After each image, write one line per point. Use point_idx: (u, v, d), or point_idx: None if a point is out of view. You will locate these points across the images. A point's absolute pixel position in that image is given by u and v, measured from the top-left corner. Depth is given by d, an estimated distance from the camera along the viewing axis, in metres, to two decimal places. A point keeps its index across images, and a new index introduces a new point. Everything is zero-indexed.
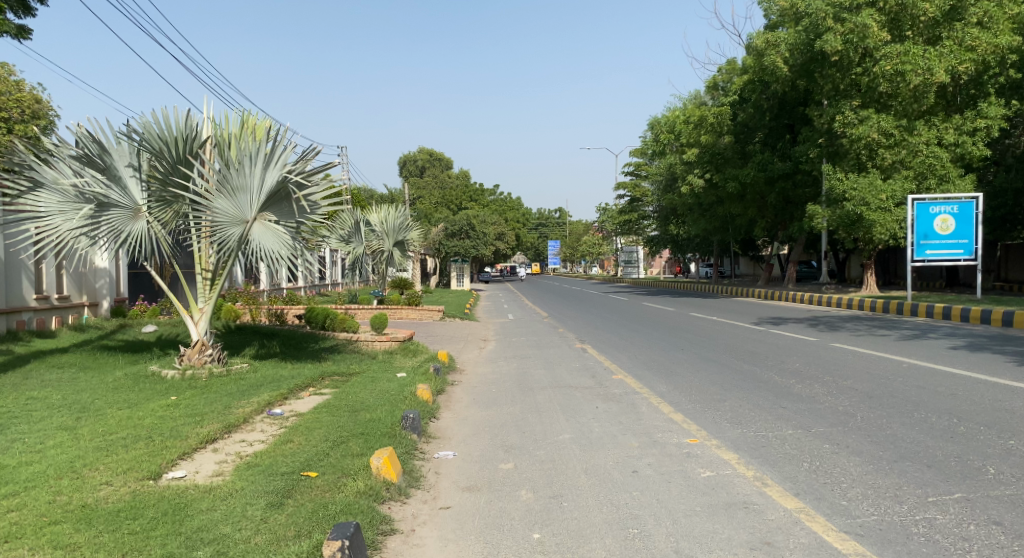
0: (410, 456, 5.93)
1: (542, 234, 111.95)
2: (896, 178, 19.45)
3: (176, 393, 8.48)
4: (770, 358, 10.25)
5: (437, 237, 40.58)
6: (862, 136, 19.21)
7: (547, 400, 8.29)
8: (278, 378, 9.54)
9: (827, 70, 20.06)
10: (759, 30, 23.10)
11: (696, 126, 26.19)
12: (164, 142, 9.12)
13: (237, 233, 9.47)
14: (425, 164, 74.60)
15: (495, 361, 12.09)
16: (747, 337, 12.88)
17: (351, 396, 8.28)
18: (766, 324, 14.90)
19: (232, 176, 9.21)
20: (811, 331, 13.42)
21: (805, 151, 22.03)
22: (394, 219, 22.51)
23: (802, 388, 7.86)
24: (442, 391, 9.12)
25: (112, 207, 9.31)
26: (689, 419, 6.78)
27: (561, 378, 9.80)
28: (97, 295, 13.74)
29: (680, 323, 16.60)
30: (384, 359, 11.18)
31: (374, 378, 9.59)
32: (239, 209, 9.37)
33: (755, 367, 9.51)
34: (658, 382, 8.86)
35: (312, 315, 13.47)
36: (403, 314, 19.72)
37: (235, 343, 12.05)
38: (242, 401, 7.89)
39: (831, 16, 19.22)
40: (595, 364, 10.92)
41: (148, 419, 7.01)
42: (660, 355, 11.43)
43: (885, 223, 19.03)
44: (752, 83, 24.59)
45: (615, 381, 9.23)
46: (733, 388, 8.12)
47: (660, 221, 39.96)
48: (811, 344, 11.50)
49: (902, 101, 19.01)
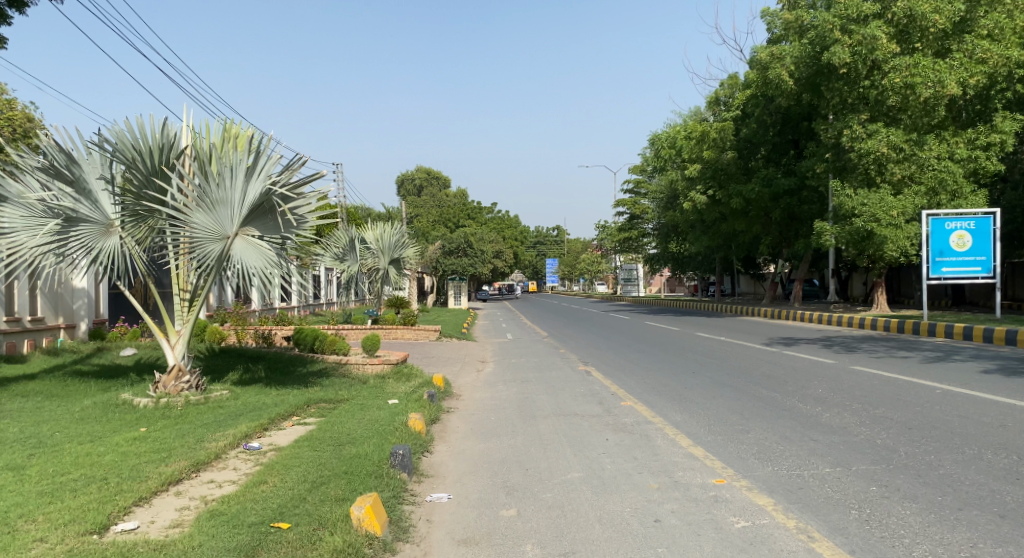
0: (398, 501, 5.22)
1: (541, 252, 111.50)
2: (906, 193, 18.83)
3: (146, 425, 7.78)
4: (789, 383, 9.57)
5: (434, 255, 39.98)
6: (871, 151, 18.54)
7: (552, 431, 7.60)
8: (260, 407, 8.85)
9: (834, 83, 19.55)
10: (762, 44, 22.59)
11: (698, 142, 25.59)
12: (137, 151, 8.49)
13: (217, 250, 8.77)
14: (423, 183, 74.10)
15: (495, 385, 11.38)
16: (759, 359, 12.21)
17: (337, 428, 7.58)
18: (778, 345, 14.24)
19: (211, 189, 8.55)
20: (827, 353, 12.75)
21: (812, 166, 21.55)
22: (390, 236, 21.75)
23: (831, 417, 7.17)
24: (437, 420, 8.42)
25: (81, 221, 8.62)
26: (711, 456, 6.09)
27: (566, 405, 9.10)
28: (74, 316, 13.10)
29: (688, 344, 15.91)
30: (376, 384, 10.49)
31: (364, 406, 8.90)
32: (219, 224, 8.69)
33: (775, 393, 8.83)
34: (672, 410, 8.17)
35: (300, 336, 12.80)
36: (398, 334, 19.05)
37: (218, 367, 11.35)
38: (217, 434, 7.20)
39: (838, 28, 18.72)
40: (601, 388, 10.23)
41: (108, 456, 6.30)
42: (669, 379, 10.75)
43: (897, 239, 18.40)
44: (755, 98, 24.00)
45: (624, 409, 8.53)
46: (755, 418, 7.43)
47: (661, 239, 39.35)
48: (830, 366, 10.84)
49: (912, 114, 18.48)
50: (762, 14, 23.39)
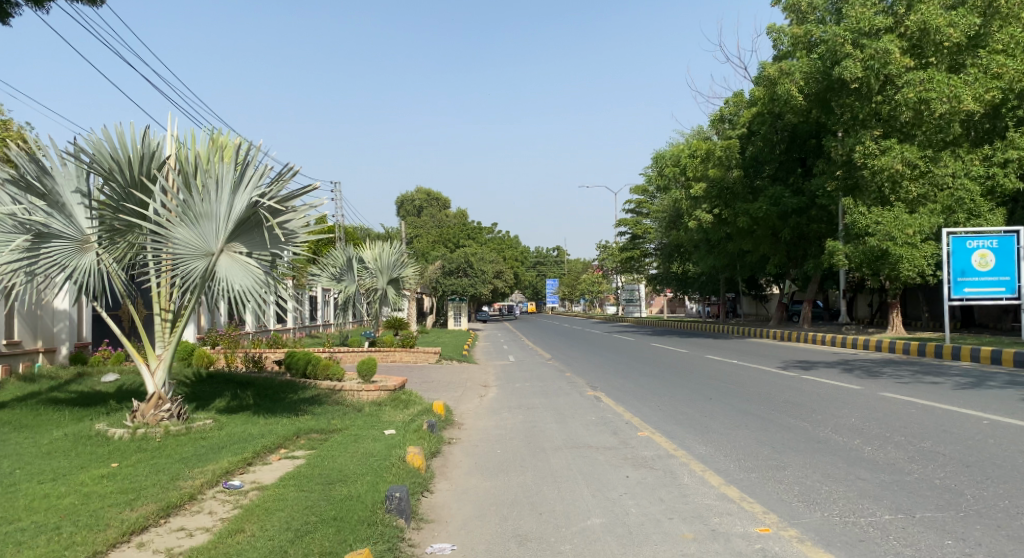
0: (393, 555, 4.52)
1: (540, 273, 110.80)
2: (921, 212, 18.19)
3: (119, 460, 7.08)
4: (817, 410, 8.89)
5: (433, 275, 39.30)
6: (885, 168, 17.91)
7: (565, 467, 6.91)
8: (245, 438, 8.16)
9: (846, 99, 19.04)
10: (768, 61, 22.13)
11: (703, 160, 24.83)
12: (117, 160, 7.86)
13: (201, 267, 8.10)
14: (422, 204, 73.71)
15: (499, 412, 10.67)
16: (778, 385, 11.53)
17: (327, 465, 6.90)
18: (795, 369, 13.55)
19: (195, 202, 7.91)
20: (849, 377, 12.08)
21: (822, 184, 21.02)
22: (388, 255, 21.10)
23: (873, 452, 6.50)
24: (438, 453, 7.74)
25: (54, 237, 7.99)
26: (747, 497, 5.43)
27: (577, 435, 8.41)
28: (54, 340, 12.45)
29: (699, 367, 15.21)
30: (371, 412, 9.80)
31: (358, 438, 8.22)
32: (203, 240, 8.03)
33: (803, 423, 8.15)
34: (695, 442, 7.50)
35: (293, 359, 12.14)
36: (397, 357, 18.39)
37: (204, 394, 10.69)
38: (194, 472, 6.51)
39: (849, 41, 18.27)
40: (614, 416, 9.55)
41: (68, 498, 5.59)
42: (685, 406, 10.06)
43: (913, 258, 17.77)
44: (761, 116, 23.38)
45: (642, 440, 7.85)
46: (789, 452, 6.76)
47: (664, 259, 38.71)
48: (857, 392, 10.17)
49: (926, 130, 17.90)
50: (768, 30, 22.96)
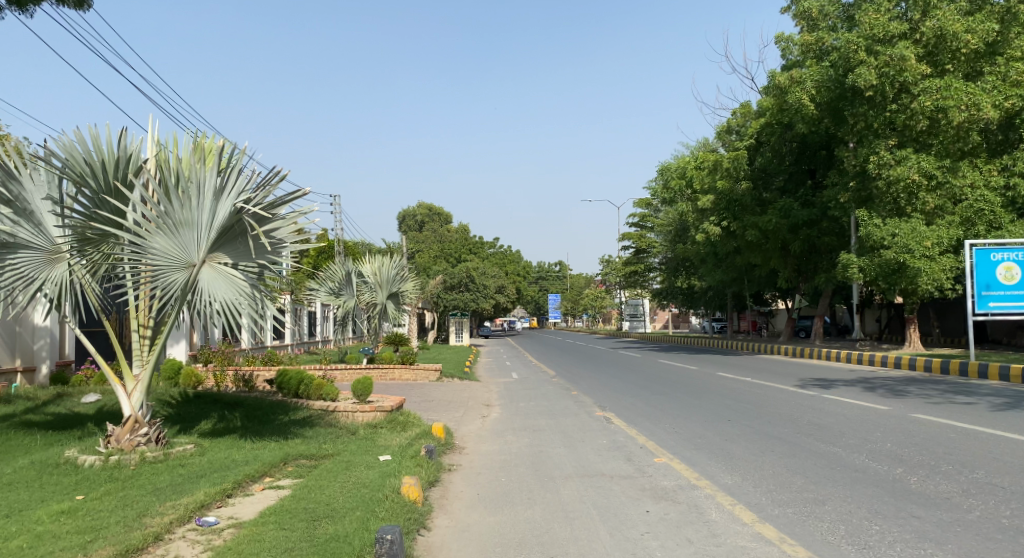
0: None
1: (542, 288, 110.00)
2: (939, 223, 17.55)
3: (86, 492, 6.44)
4: (847, 434, 8.22)
5: (435, 289, 38.74)
6: (901, 178, 17.37)
7: (578, 500, 6.25)
8: (227, 465, 7.51)
9: (859, 107, 18.47)
10: (777, 70, 21.65)
11: (709, 171, 24.10)
12: (90, 163, 7.26)
13: (181, 280, 7.50)
14: (423, 219, 73.47)
15: (503, 435, 10.00)
16: (799, 405, 10.86)
17: (313, 498, 6.24)
18: (814, 388, 12.88)
19: (174, 210, 7.33)
20: (873, 397, 11.40)
21: (835, 196, 20.41)
22: (388, 270, 20.36)
23: (921, 483, 5.84)
24: (436, 482, 7.09)
25: (21, 248, 7.40)
26: (790, 538, 4.77)
27: (589, 462, 7.75)
28: (34, 358, 11.86)
29: (712, 385, 14.53)
30: (366, 436, 9.16)
31: (350, 465, 7.57)
32: (182, 250, 7.43)
33: (835, 448, 7.49)
34: (719, 472, 6.84)
35: (284, 379, 11.51)
36: (396, 374, 17.75)
37: (188, 417, 10.07)
38: (165, 506, 5.87)
39: (863, 48, 17.75)
40: (626, 440, 8.89)
41: (18, 540, 4.95)
42: (703, 429, 9.39)
43: (932, 271, 17.07)
44: (770, 126, 22.84)
45: (660, 469, 7.19)
46: (828, 483, 6.09)
47: (669, 274, 38.07)
48: (886, 414, 9.50)
49: (943, 139, 17.31)
50: (776, 39, 22.49)
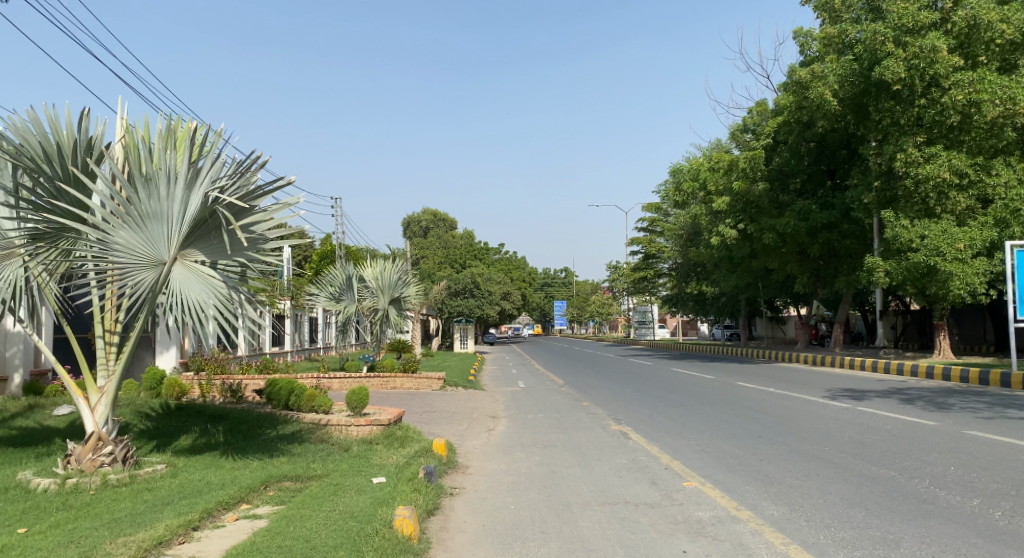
0: None
1: (549, 294, 108.80)
2: (971, 225, 16.61)
3: (31, 524, 5.57)
4: (899, 455, 7.30)
5: (439, 295, 37.91)
6: (930, 176, 16.48)
7: (601, 536, 5.35)
8: (200, 489, 6.64)
9: (885, 103, 17.64)
10: (795, 67, 20.81)
11: (724, 172, 23.15)
12: (46, 149, 6.40)
13: (150, 279, 6.69)
14: (429, 225, 72.87)
15: (511, 452, 9.10)
16: (835, 419, 9.94)
17: (291, 532, 5.35)
18: (846, 401, 11.92)
19: (140, 201, 6.49)
20: (914, 410, 10.46)
21: (857, 197, 19.44)
22: (390, 274, 19.55)
23: (1011, 519, 4.94)
24: (435, 510, 6.20)
25: None
26: None
27: (608, 486, 6.87)
28: (6, 366, 11.15)
29: (733, 396, 13.59)
30: (359, 454, 8.29)
31: (339, 488, 6.71)
32: (152, 247, 6.61)
33: (891, 473, 6.59)
34: (762, 501, 5.94)
35: (273, 389, 10.66)
36: (397, 383, 16.90)
37: (168, 431, 9.26)
38: (117, 544, 5.00)
39: (891, 40, 16.91)
40: (648, 460, 8.00)
41: None
42: (732, 447, 8.49)
43: (965, 275, 16.08)
44: (788, 125, 22.00)
45: (690, 496, 6.30)
46: (894, 518, 5.20)
47: (679, 280, 37.21)
48: (935, 430, 8.57)
49: (975, 135, 16.34)
50: (795, 34, 21.70)
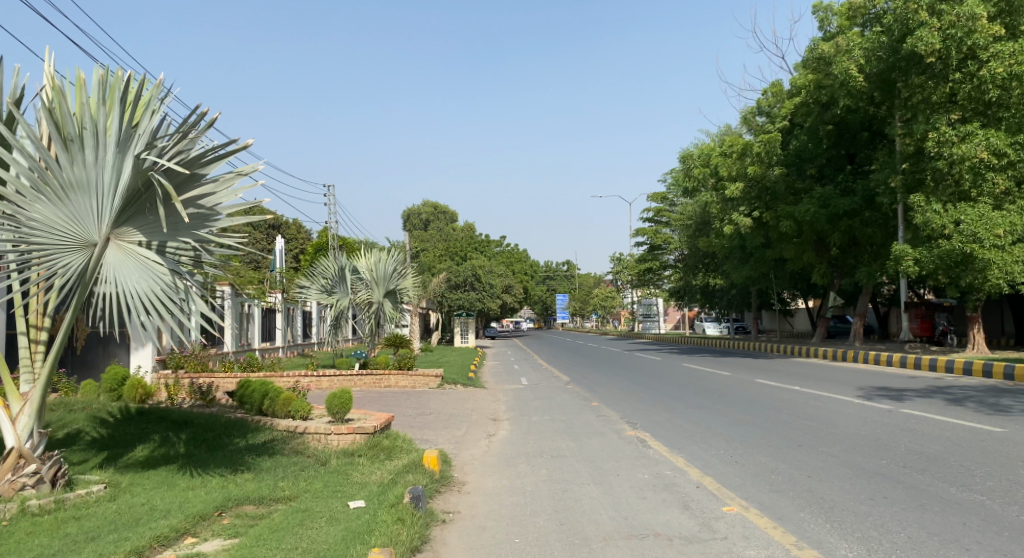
0: None
1: (550, 288, 107.55)
2: (1009, 209, 15.43)
3: None
4: (976, 472, 6.14)
5: (439, 288, 36.76)
6: (965, 156, 15.30)
7: None
8: (139, 518, 5.48)
9: (915, 77, 16.50)
10: (817, 42, 19.69)
11: (737, 156, 21.92)
12: None
13: (79, 263, 5.50)
14: (429, 217, 71.70)
15: (514, 463, 7.93)
16: (881, 424, 8.76)
17: None
18: (885, 401, 10.72)
19: (59, 168, 5.30)
20: (968, 413, 9.28)
21: (882, 180, 18.24)
22: (385, 265, 18.34)
23: None
24: (423, 547, 5.02)
25: None
26: None
27: (632, 512, 5.69)
28: None
29: (756, 396, 12.41)
30: (339, 469, 7.12)
31: (307, 517, 5.53)
32: (78, 224, 5.43)
33: (979, 496, 5.40)
34: (830, 537, 4.76)
35: (247, 392, 9.51)
36: (391, 382, 15.73)
37: (123, 440, 8.10)
38: None
39: (925, 8, 15.81)
40: (674, 476, 6.80)
41: None
42: (772, 459, 7.29)
43: (1003, 263, 15.03)
44: (806, 106, 20.88)
45: (736, 528, 5.12)
46: None
47: (686, 271, 36.03)
48: (1005, 439, 7.40)
49: (1015, 111, 15.20)
50: (815, 8, 20.59)
